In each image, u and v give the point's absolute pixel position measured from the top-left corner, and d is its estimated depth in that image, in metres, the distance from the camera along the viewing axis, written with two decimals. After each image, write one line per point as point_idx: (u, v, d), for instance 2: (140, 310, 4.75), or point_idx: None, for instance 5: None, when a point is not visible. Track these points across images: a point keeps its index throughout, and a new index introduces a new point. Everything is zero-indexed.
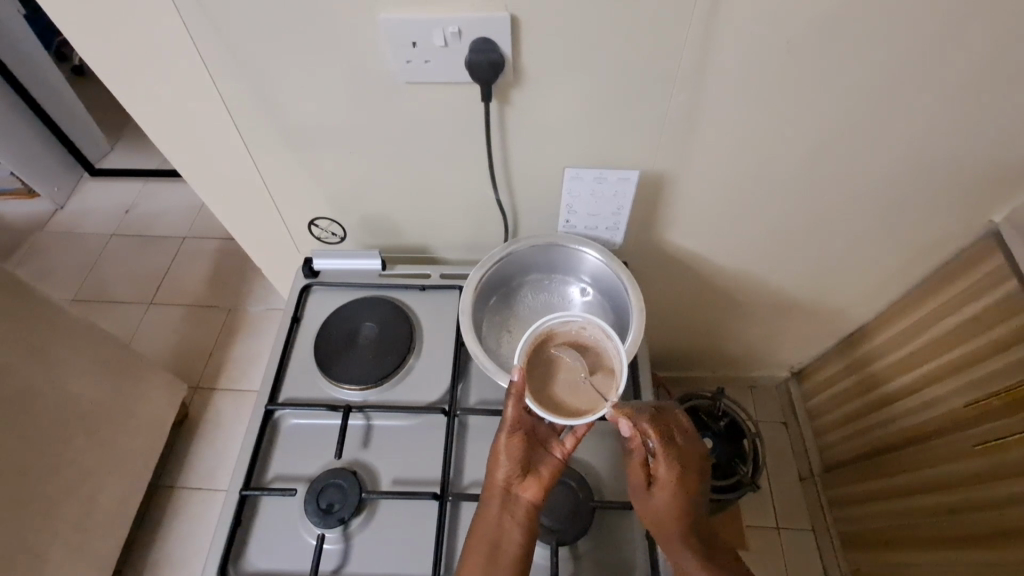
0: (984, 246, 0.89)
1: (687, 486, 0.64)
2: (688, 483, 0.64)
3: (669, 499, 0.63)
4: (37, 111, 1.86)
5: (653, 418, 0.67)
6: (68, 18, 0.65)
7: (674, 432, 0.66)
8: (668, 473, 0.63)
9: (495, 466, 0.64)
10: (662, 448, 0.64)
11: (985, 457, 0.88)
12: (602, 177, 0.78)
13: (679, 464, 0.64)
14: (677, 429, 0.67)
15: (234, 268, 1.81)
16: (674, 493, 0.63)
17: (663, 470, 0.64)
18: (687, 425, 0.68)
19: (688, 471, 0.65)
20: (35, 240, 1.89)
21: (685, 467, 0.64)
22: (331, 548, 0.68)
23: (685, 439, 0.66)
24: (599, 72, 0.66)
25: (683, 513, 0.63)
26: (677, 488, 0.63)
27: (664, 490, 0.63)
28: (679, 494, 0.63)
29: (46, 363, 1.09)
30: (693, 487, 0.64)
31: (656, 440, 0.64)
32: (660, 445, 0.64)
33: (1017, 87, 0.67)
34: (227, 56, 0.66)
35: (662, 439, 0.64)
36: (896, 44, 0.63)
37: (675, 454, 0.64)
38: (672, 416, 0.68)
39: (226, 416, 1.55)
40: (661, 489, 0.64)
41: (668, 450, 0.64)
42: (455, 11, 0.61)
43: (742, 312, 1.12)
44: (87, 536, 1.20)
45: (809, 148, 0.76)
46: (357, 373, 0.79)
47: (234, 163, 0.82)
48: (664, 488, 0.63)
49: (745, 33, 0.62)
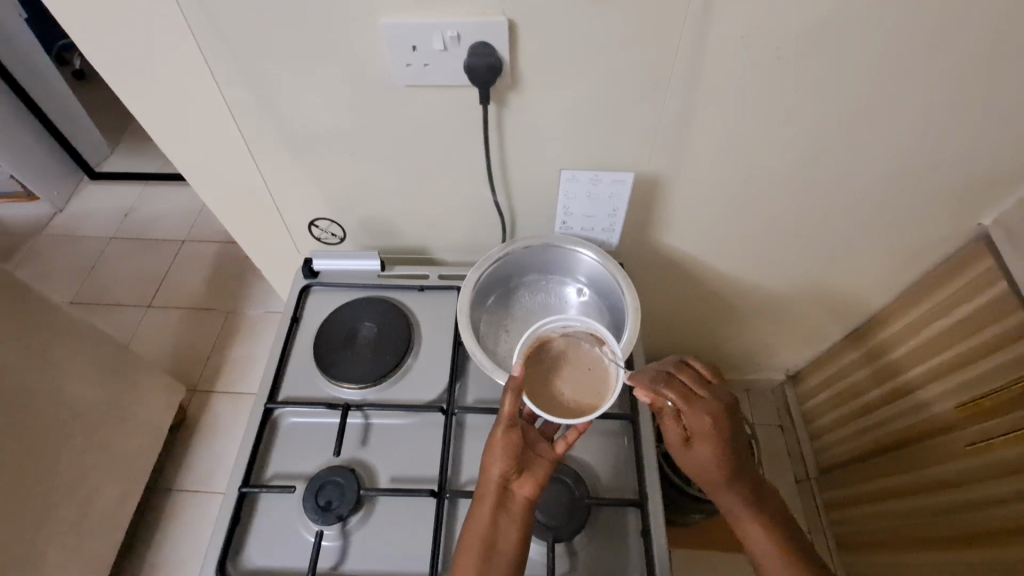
0: (976, 249, 0.90)
1: (725, 429, 0.64)
2: (725, 426, 0.65)
3: (712, 450, 0.63)
4: (39, 115, 1.87)
5: (669, 377, 0.68)
6: (74, 22, 0.66)
7: (694, 384, 0.67)
8: (702, 423, 0.64)
9: (491, 462, 0.63)
10: (688, 403, 0.64)
11: (977, 457, 0.90)
12: (598, 178, 0.79)
13: (709, 413, 0.65)
14: (697, 379, 0.68)
15: (233, 270, 1.82)
16: (714, 440, 0.64)
17: (695, 422, 0.64)
18: (705, 372, 0.69)
19: (722, 423, 0.65)
20: (34, 243, 1.90)
21: (716, 411, 0.65)
22: (329, 545, 0.68)
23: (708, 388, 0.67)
24: (595, 76, 0.67)
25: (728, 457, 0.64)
26: (717, 436, 0.64)
27: (704, 441, 0.64)
28: (718, 440, 0.64)
29: (44, 363, 1.09)
30: (730, 428, 0.65)
31: (678, 398, 0.65)
32: (684, 401, 0.65)
33: (1003, 91, 0.69)
34: (230, 60, 0.68)
35: (683, 395, 0.65)
36: (884, 49, 0.65)
37: (701, 404, 0.65)
38: (686, 369, 0.69)
39: (224, 419, 1.55)
40: (699, 442, 0.64)
41: (694, 403, 0.65)
42: (453, 16, 0.62)
43: (738, 315, 1.14)
44: (83, 537, 1.20)
45: (801, 152, 0.77)
46: (356, 372, 0.80)
47: (235, 165, 0.83)
48: (703, 442, 0.64)
49: (736, 39, 0.64)
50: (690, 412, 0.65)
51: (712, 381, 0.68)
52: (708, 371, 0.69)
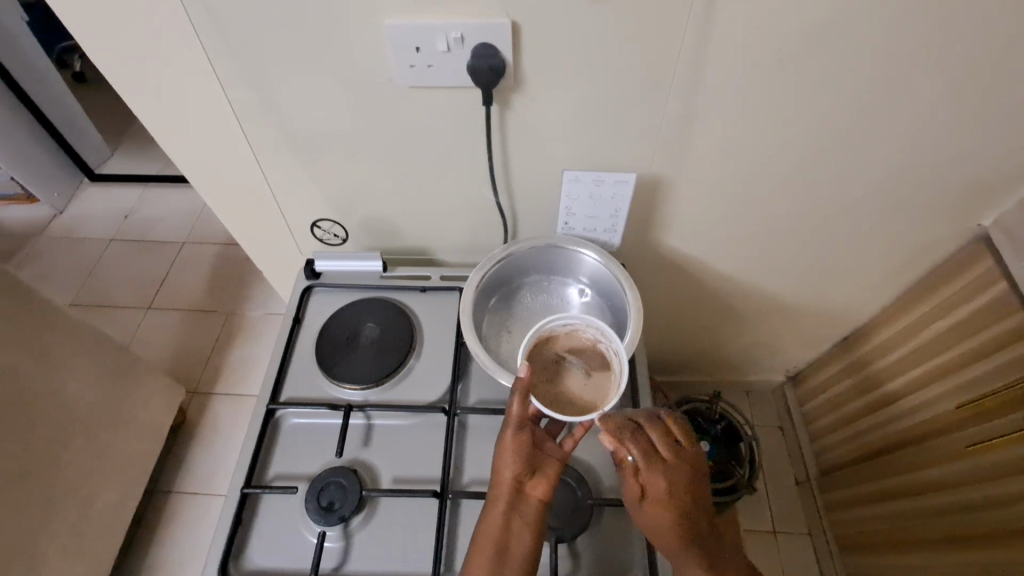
0: (975, 250, 0.91)
1: (680, 498, 0.61)
2: (682, 493, 0.61)
3: (662, 513, 0.61)
4: (39, 117, 1.87)
5: (636, 430, 0.65)
6: (78, 23, 0.66)
7: (660, 443, 0.64)
8: (658, 486, 0.61)
9: (503, 463, 0.63)
10: (646, 462, 0.61)
11: (978, 457, 0.90)
12: (600, 179, 0.80)
13: (668, 475, 0.62)
14: (665, 438, 0.64)
15: (233, 272, 1.82)
16: (666, 506, 0.61)
17: (650, 483, 0.62)
18: (677, 430, 0.66)
19: (680, 485, 0.62)
20: (33, 245, 1.89)
21: (674, 477, 0.62)
22: (332, 546, 0.68)
23: (676, 448, 0.64)
24: (598, 78, 0.68)
25: (680, 526, 0.61)
26: (670, 503, 0.61)
27: (655, 504, 0.61)
28: (671, 506, 0.61)
29: (45, 363, 1.09)
30: (688, 498, 0.62)
31: (638, 455, 0.62)
32: (643, 459, 0.62)
33: (1003, 92, 0.69)
34: (234, 60, 0.68)
35: (644, 454, 0.62)
36: (885, 50, 0.65)
37: (660, 466, 0.62)
38: (658, 424, 0.65)
39: (224, 421, 1.54)
40: (653, 503, 0.61)
41: (654, 463, 0.62)
42: (457, 17, 0.62)
43: (738, 316, 1.14)
44: (83, 538, 1.19)
45: (803, 154, 0.78)
46: (358, 372, 0.80)
47: (237, 166, 0.83)
48: (656, 503, 0.61)
49: (739, 40, 0.64)
50: (649, 471, 0.62)
51: (682, 444, 0.65)
52: (681, 432, 0.65)
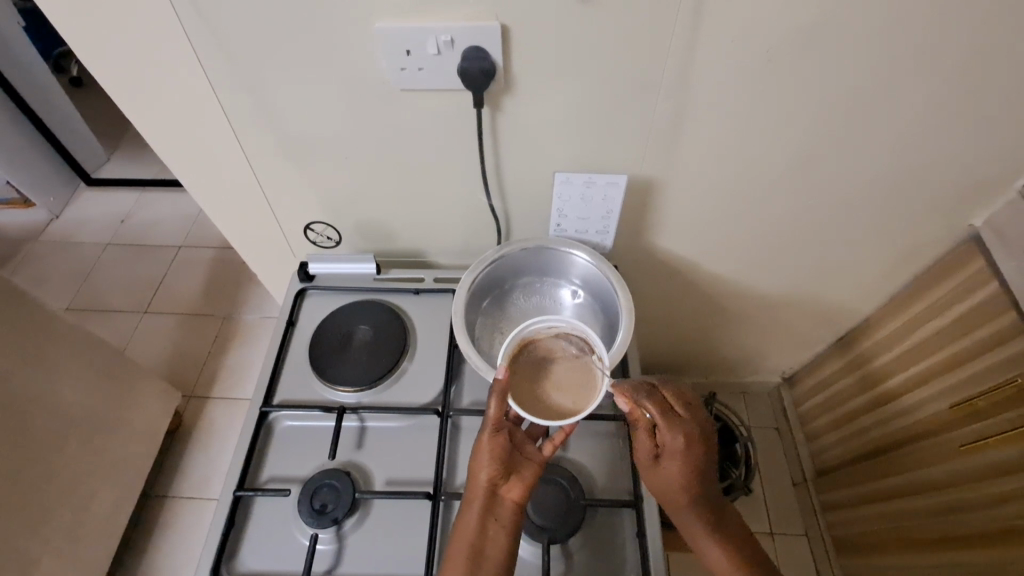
0: (966, 250, 0.91)
1: (697, 453, 0.64)
2: (698, 450, 0.64)
3: (679, 471, 0.63)
4: (35, 121, 1.87)
5: (652, 392, 0.67)
6: (71, 27, 0.66)
7: (675, 402, 0.66)
8: (676, 443, 0.63)
9: (479, 465, 0.64)
10: (667, 420, 0.64)
11: (972, 457, 0.90)
12: (591, 181, 0.80)
13: (685, 433, 0.64)
14: (678, 399, 0.67)
15: (229, 276, 1.82)
16: (683, 460, 0.63)
17: (669, 440, 0.64)
18: (688, 393, 0.68)
19: (697, 443, 0.64)
20: (29, 250, 1.89)
21: (692, 433, 0.64)
22: (324, 548, 0.68)
23: (688, 409, 0.66)
24: (588, 80, 0.68)
25: (694, 481, 0.63)
26: (688, 458, 0.63)
27: (673, 460, 0.64)
28: (689, 461, 0.63)
29: (40, 367, 1.09)
30: (703, 453, 0.64)
31: (656, 413, 0.64)
32: (661, 417, 0.64)
33: (991, 93, 0.70)
34: (226, 64, 0.68)
35: (664, 412, 0.65)
36: (873, 51, 0.66)
37: (678, 423, 0.64)
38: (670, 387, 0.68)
39: (219, 425, 1.54)
40: (668, 459, 0.64)
41: (672, 422, 0.64)
42: (447, 21, 0.63)
43: (732, 318, 1.14)
44: (78, 543, 1.19)
45: (793, 154, 0.78)
46: (351, 374, 0.80)
47: (231, 170, 0.83)
48: (672, 460, 0.64)
49: (728, 42, 0.65)
50: (668, 429, 0.64)
51: (693, 405, 0.67)
52: (692, 394, 0.68)
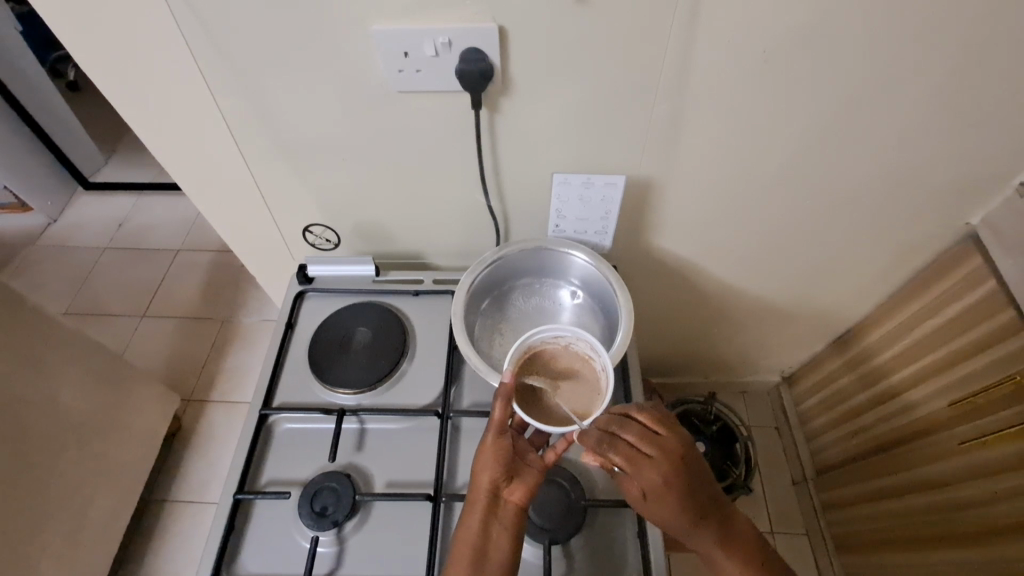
0: (963, 248, 0.91)
1: (679, 487, 0.60)
2: (680, 482, 0.60)
3: (665, 511, 0.60)
4: (31, 125, 1.87)
5: (614, 434, 0.63)
6: (67, 32, 0.66)
7: (640, 443, 0.61)
8: (651, 487, 0.60)
9: (481, 467, 0.64)
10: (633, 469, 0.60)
11: (972, 454, 0.90)
12: (590, 182, 0.80)
13: (659, 472, 0.60)
14: (642, 434, 0.62)
15: (228, 279, 1.82)
16: (665, 501, 0.60)
17: (643, 486, 0.60)
18: (654, 423, 0.64)
19: (676, 477, 0.60)
20: (27, 254, 1.89)
21: (664, 471, 0.60)
22: (325, 551, 0.68)
23: (656, 442, 0.62)
24: (586, 81, 0.68)
25: (685, 515, 0.60)
26: (668, 499, 0.59)
27: (655, 503, 0.60)
28: (670, 499, 0.59)
29: (38, 372, 1.08)
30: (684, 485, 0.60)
31: (622, 463, 0.61)
32: (630, 465, 0.60)
33: (988, 91, 0.70)
34: (223, 67, 0.68)
35: (628, 462, 0.60)
36: (870, 51, 0.66)
37: (647, 464, 0.60)
38: (632, 424, 0.63)
39: (218, 429, 1.54)
40: (655, 501, 0.60)
41: (642, 465, 0.60)
42: (444, 22, 0.63)
43: (732, 317, 1.14)
44: (77, 549, 1.18)
45: (792, 153, 0.78)
46: (351, 376, 0.80)
47: (229, 173, 0.83)
48: (659, 501, 0.60)
49: (724, 42, 0.65)
50: (642, 474, 0.60)
51: (661, 434, 0.63)
52: (656, 423, 0.63)
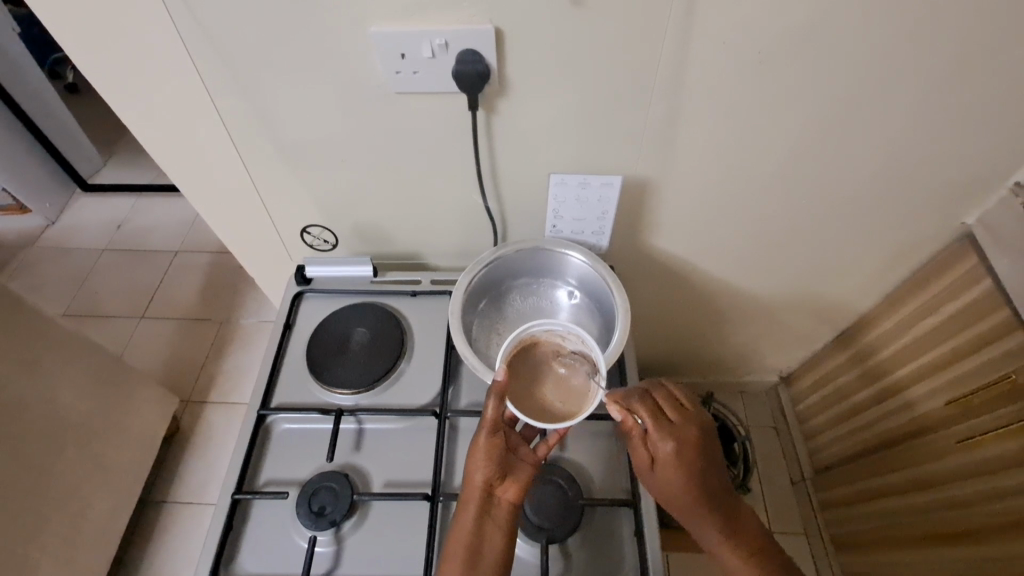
0: (959, 248, 0.92)
1: (692, 454, 0.63)
2: (694, 450, 0.64)
3: (675, 477, 0.62)
4: (30, 127, 1.87)
5: (642, 398, 0.67)
6: (66, 34, 0.67)
7: (666, 406, 0.66)
8: (668, 451, 0.63)
9: (474, 467, 0.64)
10: (655, 424, 0.64)
11: (969, 453, 0.90)
12: (587, 182, 0.80)
13: (677, 435, 0.64)
14: (670, 403, 0.67)
15: (226, 280, 1.82)
16: (677, 465, 0.63)
17: (660, 446, 0.63)
18: (681, 396, 0.69)
19: (691, 444, 0.64)
20: (25, 256, 1.89)
21: (685, 435, 0.64)
22: (323, 551, 0.68)
23: (680, 410, 0.67)
24: (582, 82, 0.69)
25: (692, 486, 0.63)
26: (681, 464, 0.63)
27: (666, 467, 0.63)
28: (683, 465, 0.63)
29: (36, 373, 1.08)
30: (698, 457, 0.64)
31: (646, 421, 0.64)
32: (651, 421, 0.65)
33: (982, 91, 0.71)
34: (221, 68, 0.68)
35: (652, 419, 0.65)
36: (863, 52, 0.66)
37: (670, 426, 0.64)
38: (661, 391, 0.69)
39: (217, 429, 1.54)
40: (664, 464, 0.63)
41: (662, 424, 0.64)
42: (441, 24, 0.63)
43: (729, 317, 1.14)
44: (75, 550, 1.18)
45: (787, 154, 0.79)
46: (349, 377, 0.80)
47: (228, 174, 0.84)
48: (668, 464, 0.63)
49: (720, 43, 0.65)
50: (658, 432, 0.64)
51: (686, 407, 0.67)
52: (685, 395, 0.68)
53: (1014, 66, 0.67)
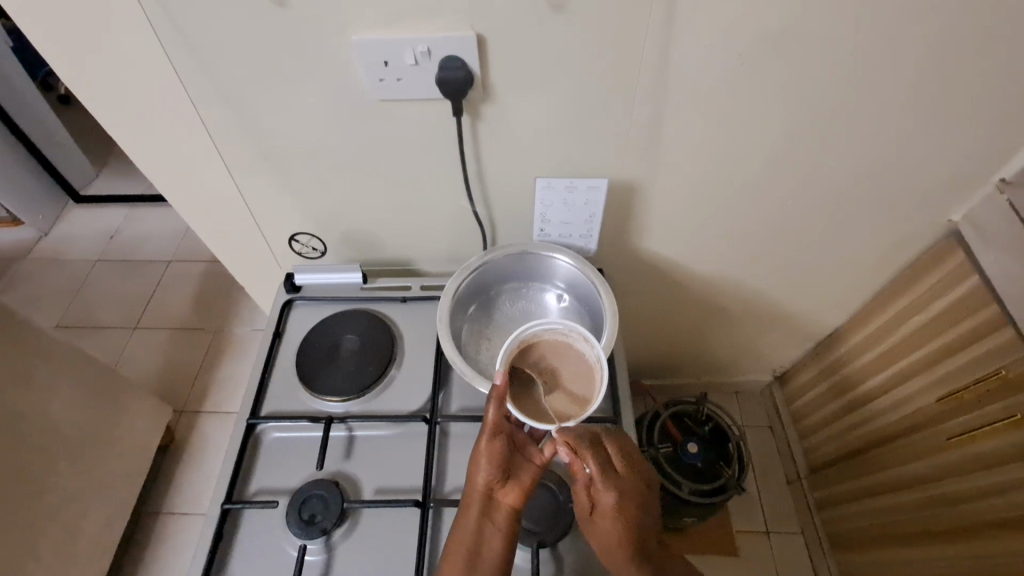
0: (946, 245, 0.92)
1: (631, 512, 0.63)
2: (632, 510, 0.63)
3: (612, 527, 0.62)
4: (20, 137, 1.86)
5: (595, 442, 0.66)
6: (50, 46, 0.67)
7: (616, 458, 0.66)
8: (610, 501, 0.62)
9: (476, 469, 0.64)
10: (602, 474, 0.63)
11: (961, 449, 0.91)
12: (573, 186, 0.81)
13: (619, 490, 0.63)
14: (617, 449, 0.66)
15: (219, 289, 1.82)
16: (617, 516, 0.62)
17: (604, 493, 0.63)
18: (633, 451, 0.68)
19: (630, 499, 0.63)
20: (18, 268, 1.88)
21: (627, 487, 0.64)
22: (314, 559, 0.68)
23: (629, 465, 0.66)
24: (565, 87, 0.69)
25: (630, 537, 0.62)
26: (619, 512, 0.62)
27: (605, 517, 0.62)
28: (621, 517, 0.62)
29: (27, 386, 1.08)
30: (636, 515, 0.63)
31: (591, 463, 0.64)
32: (599, 471, 0.63)
33: (962, 90, 0.71)
34: (205, 80, 0.69)
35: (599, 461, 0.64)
36: (844, 52, 0.67)
37: (615, 477, 0.64)
38: (616, 443, 0.67)
39: (212, 439, 1.53)
40: (604, 515, 0.63)
41: (607, 476, 0.63)
42: (423, 31, 0.63)
43: (721, 317, 1.15)
44: (70, 563, 1.17)
45: (772, 154, 0.79)
46: (339, 384, 0.80)
47: (215, 184, 0.84)
48: (607, 515, 0.62)
49: (700, 47, 0.66)
50: (597, 482, 0.63)
51: (635, 464, 0.67)
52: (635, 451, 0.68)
53: (992, 63, 0.68)
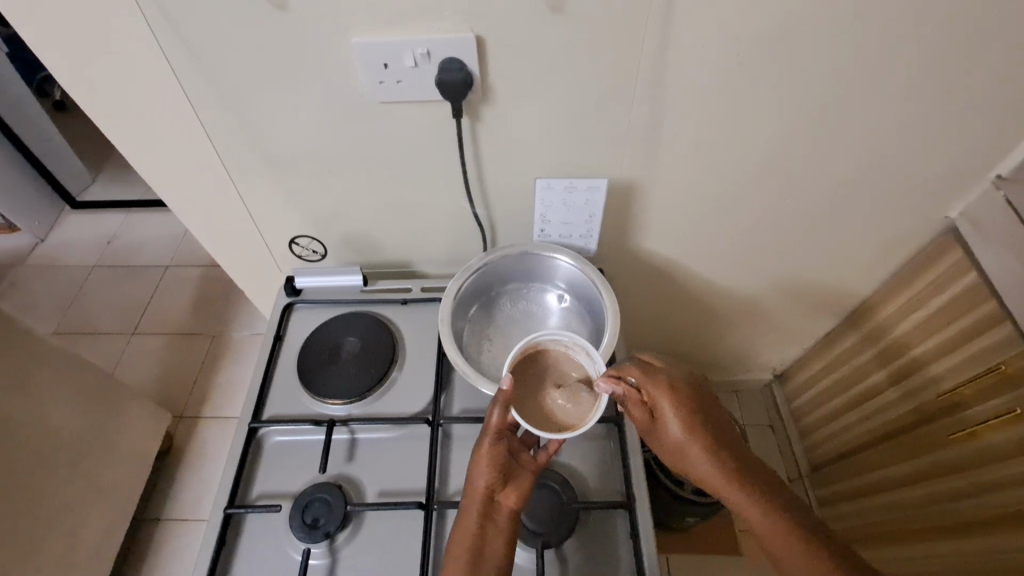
0: (944, 242, 0.93)
1: (685, 401, 0.66)
2: (684, 397, 0.67)
3: (673, 417, 0.65)
4: (16, 143, 1.85)
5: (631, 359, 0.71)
6: (48, 51, 0.66)
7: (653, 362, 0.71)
8: (661, 395, 0.67)
9: (477, 472, 0.64)
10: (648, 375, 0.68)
11: (962, 444, 0.91)
12: (573, 186, 0.81)
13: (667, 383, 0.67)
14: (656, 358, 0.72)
15: (218, 294, 1.81)
16: (676, 405, 0.66)
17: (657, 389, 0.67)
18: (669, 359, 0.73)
19: (681, 390, 0.67)
20: (14, 274, 1.87)
21: (675, 382, 0.68)
22: (317, 563, 0.68)
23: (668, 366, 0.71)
24: (565, 87, 0.69)
25: (690, 423, 0.65)
26: (674, 403, 0.66)
27: (665, 409, 0.66)
28: (677, 404, 0.66)
29: (26, 392, 1.07)
30: (691, 402, 0.67)
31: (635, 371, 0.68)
32: (645, 373, 0.68)
33: (959, 87, 0.72)
34: (205, 84, 0.69)
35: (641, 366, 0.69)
36: (841, 51, 0.67)
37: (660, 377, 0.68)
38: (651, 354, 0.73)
39: (212, 444, 1.53)
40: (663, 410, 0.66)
41: (653, 376, 0.68)
42: (422, 34, 0.64)
43: (721, 316, 1.15)
44: (70, 570, 1.16)
45: (771, 153, 0.79)
46: (340, 387, 0.80)
47: (215, 188, 0.83)
48: (665, 408, 0.66)
49: (699, 46, 0.66)
50: (647, 384, 0.67)
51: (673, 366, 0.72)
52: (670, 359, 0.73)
53: (988, 60, 0.69)
